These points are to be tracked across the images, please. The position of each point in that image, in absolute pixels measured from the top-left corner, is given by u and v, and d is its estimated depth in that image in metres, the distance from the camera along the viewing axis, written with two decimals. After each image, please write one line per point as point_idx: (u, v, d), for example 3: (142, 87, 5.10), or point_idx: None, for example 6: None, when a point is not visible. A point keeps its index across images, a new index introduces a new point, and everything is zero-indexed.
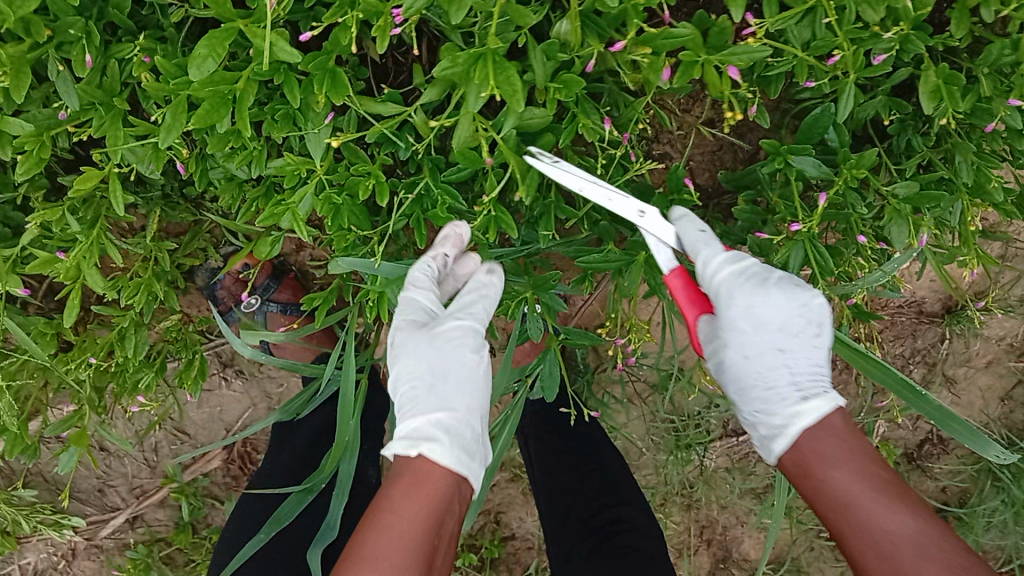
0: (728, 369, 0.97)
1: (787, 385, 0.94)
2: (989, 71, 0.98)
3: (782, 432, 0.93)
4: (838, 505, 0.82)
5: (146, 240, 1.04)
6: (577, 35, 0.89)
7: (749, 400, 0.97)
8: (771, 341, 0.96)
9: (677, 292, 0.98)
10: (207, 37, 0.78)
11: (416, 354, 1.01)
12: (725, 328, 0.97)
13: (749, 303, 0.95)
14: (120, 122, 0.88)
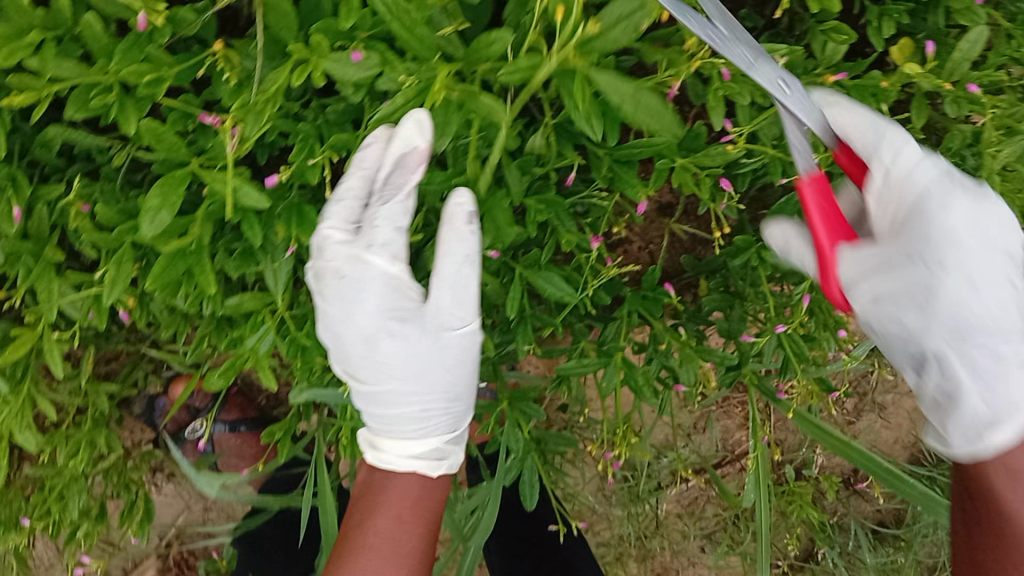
0: (948, 303, 0.75)
1: (1020, 338, 0.76)
2: (948, 158, 1.00)
3: (1021, 405, 0.74)
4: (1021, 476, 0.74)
5: (81, 383, 0.94)
6: (551, 148, 0.86)
7: (965, 352, 0.76)
8: (967, 271, 0.75)
9: (809, 207, 0.73)
10: (160, 184, 0.71)
11: (390, 386, 0.93)
12: (930, 245, 0.76)
13: (950, 205, 0.76)
14: (53, 273, 0.79)
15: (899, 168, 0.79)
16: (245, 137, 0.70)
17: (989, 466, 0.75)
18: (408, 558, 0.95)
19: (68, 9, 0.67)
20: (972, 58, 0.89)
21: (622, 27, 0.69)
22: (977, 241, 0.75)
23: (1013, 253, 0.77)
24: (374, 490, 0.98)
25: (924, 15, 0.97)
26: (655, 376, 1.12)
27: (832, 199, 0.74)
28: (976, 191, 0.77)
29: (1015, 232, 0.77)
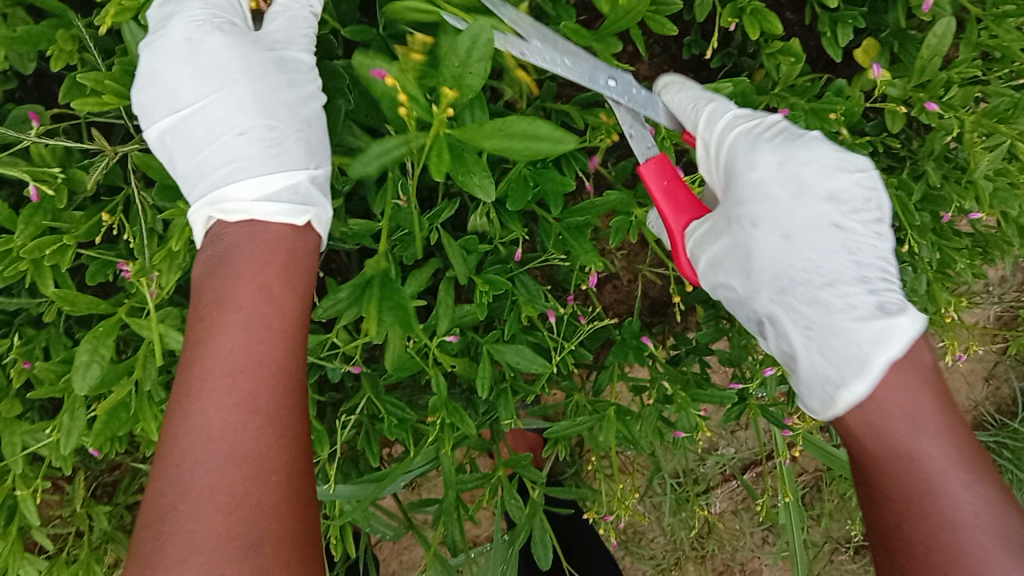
0: (764, 259, 0.76)
1: (854, 282, 0.74)
2: (935, 161, 0.92)
3: (863, 364, 0.69)
4: (900, 426, 0.66)
5: (75, 511, 0.95)
6: (494, 225, 0.82)
7: (794, 306, 0.75)
8: (785, 209, 0.77)
9: (659, 193, 0.78)
10: (89, 338, 0.70)
11: (206, 106, 0.73)
12: (743, 203, 0.78)
13: (754, 161, 0.78)
14: (13, 426, 0.79)
15: (720, 142, 0.80)
16: (163, 282, 0.69)
17: (851, 419, 0.69)
18: (286, 399, 0.59)
19: None
20: (942, 57, 0.82)
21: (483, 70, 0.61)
22: (789, 189, 0.77)
23: (838, 193, 0.76)
24: (216, 297, 0.62)
25: (884, 13, 0.90)
26: (655, 418, 1.07)
27: (675, 176, 0.78)
28: (786, 138, 0.77)
29: (837, 171, 0.76)
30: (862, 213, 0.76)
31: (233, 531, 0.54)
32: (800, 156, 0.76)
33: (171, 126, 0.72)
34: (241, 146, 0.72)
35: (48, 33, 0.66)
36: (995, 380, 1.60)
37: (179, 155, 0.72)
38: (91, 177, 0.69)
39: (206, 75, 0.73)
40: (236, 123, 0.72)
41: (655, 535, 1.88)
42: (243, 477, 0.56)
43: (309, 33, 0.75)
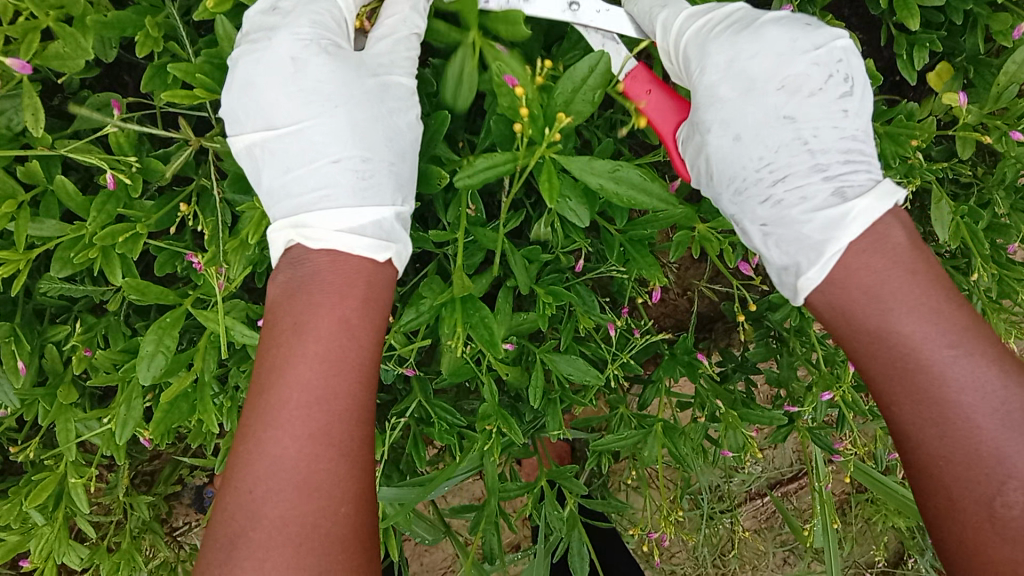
0: (716, 165, 0.74)
1: (809, 172, 0.71)
2: (1004, 191, 0.90)
3: (817, 247, 0.68)
4: (867, 300, 0.63)
5: (117, 499, 0.95)
6: (557, 234, 0.81)
7: (752, 205, 0.73)
8: (770, 101, 0.73)
9: (642, 101, 0.76)
10: (155, 328, 0.70)
11: (306, 143, 0.71)
12: (699, 108, 0.75)
13: (706, 58, 0.74)
14: (69, 411, 0.79)
15: (678, 46, 0.77)
16: (232, 276, 0.69)
17: (848, 302, 0.64)
18: (349, 421, 0.61)
19: (41, 169, 0.68)
20: (1020, 85, 0.80)
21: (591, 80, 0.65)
22: (739, 83, 0.74)
23: (795, 77, 0.72)
24: (291, 321, 0.63)
25: (961, 37, 0.88)
26: (701, 435, 1.06)
27: (662, 79, 0.76)
28: (736, 28, 0.74)
29: (790, 53, 0.72)
30: (821, 94, 0.72)
31: (306, 563, 0.57)
32: (761, 41, 0.73)
33: (277, 148, 0.71)
34: (333, 175, 0.70)
35: (136, 20, 0.66)
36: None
37: (267, 167, 0.72)
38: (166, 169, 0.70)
39: (308, 99, 0.71)
40: (331, 150, 0.71)
41: (676, 550, 1.85)
42: (314, 507, 0.58)
43: (410, 56, 0.74)
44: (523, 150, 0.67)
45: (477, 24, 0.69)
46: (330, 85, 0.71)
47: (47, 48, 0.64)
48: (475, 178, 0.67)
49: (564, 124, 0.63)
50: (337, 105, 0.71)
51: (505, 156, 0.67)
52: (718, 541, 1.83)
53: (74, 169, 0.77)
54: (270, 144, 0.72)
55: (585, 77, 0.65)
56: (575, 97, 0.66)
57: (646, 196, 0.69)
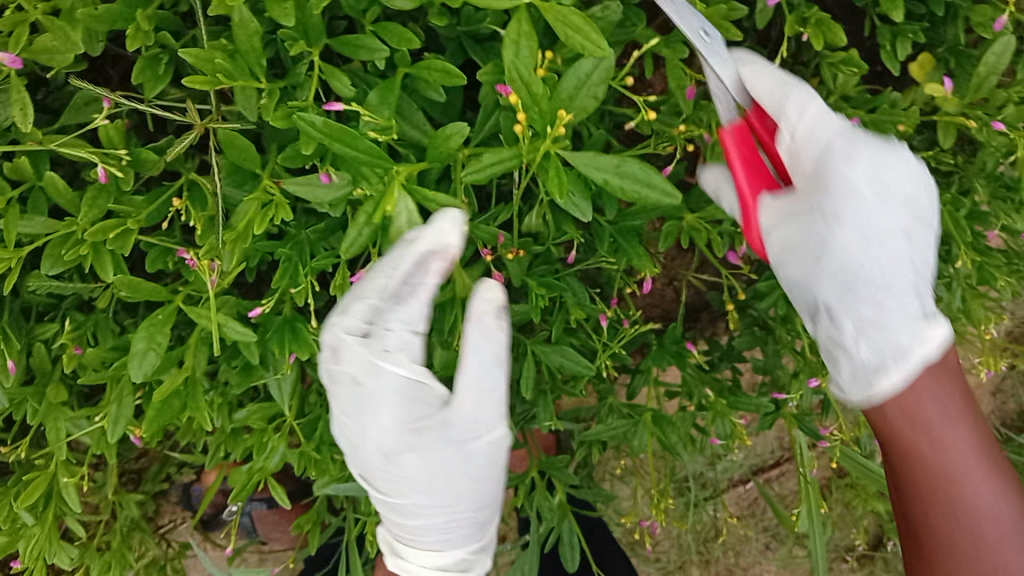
0: (836, 255, 0.73)
1: (909, 291, 0.73)
2: (983, 179, 0.93)
3: (902, 352, 0.72)
4: (932, 436, 0.72)
5: (107, 497, 0.94)
6: (550, 225, 0.82)
7: (852, 301, 0.74)
8: (881, 220, 0.73)
9: (733, 151, 0.72)
10: (146, 325, 0.70)
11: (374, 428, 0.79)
12: (831, 193, 0.73)
13: (854, 160, 0.73)
14: (60, 410, 0.79)
15: (806, 139, 0.77)
16: (225, 272, 0.68)
17: (887, 411, 0.73)
18: None
19: (29, 165, 0.67)
20: (1000, 76, 0.82)
21: (593, 76, 0.65)
22: (871, 187, 0.73)
23: (911, 198, 0.74)
24: None
25: (943, 28, 0.90)
26: (689, 423, 1.07)
27: (753, 147, 0.73)
28: (882, 147, 0.74)
29: (909, 165, 0.74)
30: (922, 221, 0.75)
31: None
32: (892, 193, 0.74)
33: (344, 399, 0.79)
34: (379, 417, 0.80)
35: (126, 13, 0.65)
36: (1001, 393, 1.64)
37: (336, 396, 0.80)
38: (157, 162, 0.69)
39: (365, 407, 0.79)
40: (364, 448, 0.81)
41: (662, 537, 1.87)
42: None
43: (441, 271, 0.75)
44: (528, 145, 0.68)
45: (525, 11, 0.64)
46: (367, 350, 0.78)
47: (34, 43, 0.63)
48: (483, 174, 0.68)
49: (564, 120, 0.64)
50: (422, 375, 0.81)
51: (511, 151, 0.68)
52: (703, 527, 1.85)
53: (61, 165, 0.76)
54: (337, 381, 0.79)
55: (590, 72, 0.65)
56: (578, 94, 0.66)
57: (649, 190, 0.68)
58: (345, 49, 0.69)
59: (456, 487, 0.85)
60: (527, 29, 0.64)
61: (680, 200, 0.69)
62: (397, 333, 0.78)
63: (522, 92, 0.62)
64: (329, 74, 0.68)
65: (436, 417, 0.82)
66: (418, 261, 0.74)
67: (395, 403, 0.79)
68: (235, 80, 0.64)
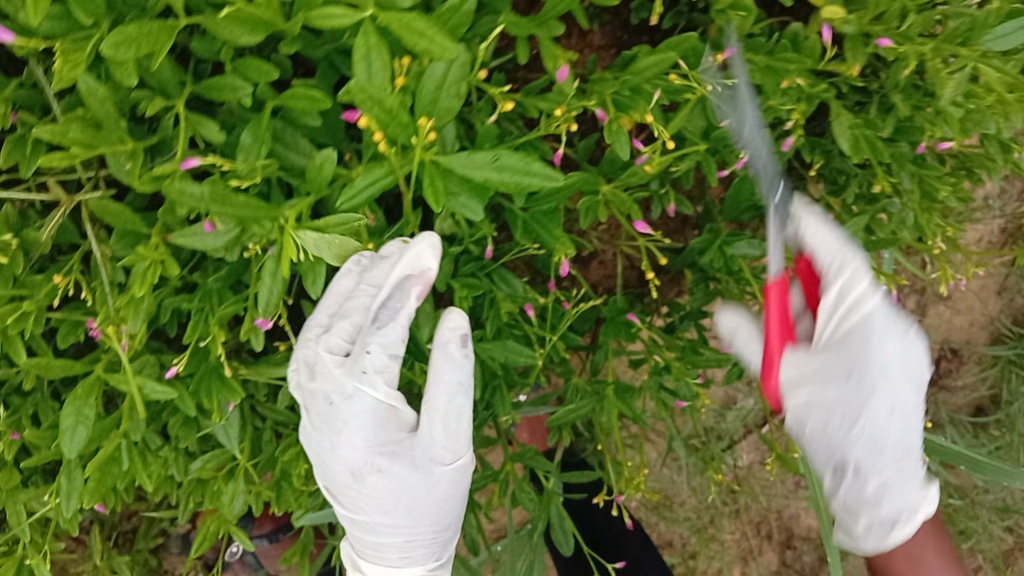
0: (871, 425, 0.81)
1: (919, 456, 0.84)
2: (901, 94, 0.90)
3: (914, 510, 0.85)
4: (873, 489, 0.86)
5: (94, 564, 0.96)
6: (461, 225, 0.81)
7: (878, 466, 0.82)
8: (899, 399, 0.82)
9: (773, 300, 0.76)
10: (70, 400, 0.71)
11: (349, 446, 0.82)
12: (869, 371, 0.80)
13: (888, 340, 0.81)
14: (17, 494, 0.80)
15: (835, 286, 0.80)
16: (133, 336, 0.69)
17: (892, 548, 0.88)
18: None
19: None
20: None
21: (449, 77, 0.66)
22: (903, 375, 0.81)
23: (923, 379, 0.83)
24: None
25: None
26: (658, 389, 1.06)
27: (788, 303, 0.78)
28: (906, 332, 0.82)
29: (928, 358, 0.84)
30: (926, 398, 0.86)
31: None
32: (917, 374, 0.82)
33: (319, 417, 0.81)
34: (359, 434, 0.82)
35: None
36: (1007, 292, 1.73)
37: (312, 412, 0.81)
38: (43, 241, 0.70)
39: (335, 426, 0.81)
40: (343, 466, 0.83)
41: (684, 496, 1.87)
42: None
43: (419, 294, 0.78)
44: (398, 159, 0.68)
45: (371, 25, 0.63)
46: (337, 366, 0.80)
47: None
48: (360, 199, 0.68)
49: (425, 127, 0.66)
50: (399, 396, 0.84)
51: (383, 170, 0.68)
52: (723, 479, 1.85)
53: None
54: (314, 402, 0.80)
55: (443, 74, 0.65)
56: (440, 95, 0.66)
57: (530, 178, 0.68)
58: (209, 94, 0.68)
59: (419, 511, 0.89)
60: (376, 40, 0.63)
61: (566, 178, 0.69)
62: (378, 356, 0.80)
63: (374, 109, 0.64)
64: (196, 122, 0.67)
65: (404, 441, 0.86)
66: (398, 288, 0.79)
67: (366, 424, 0.82)
68: (97, 148, 0.64)
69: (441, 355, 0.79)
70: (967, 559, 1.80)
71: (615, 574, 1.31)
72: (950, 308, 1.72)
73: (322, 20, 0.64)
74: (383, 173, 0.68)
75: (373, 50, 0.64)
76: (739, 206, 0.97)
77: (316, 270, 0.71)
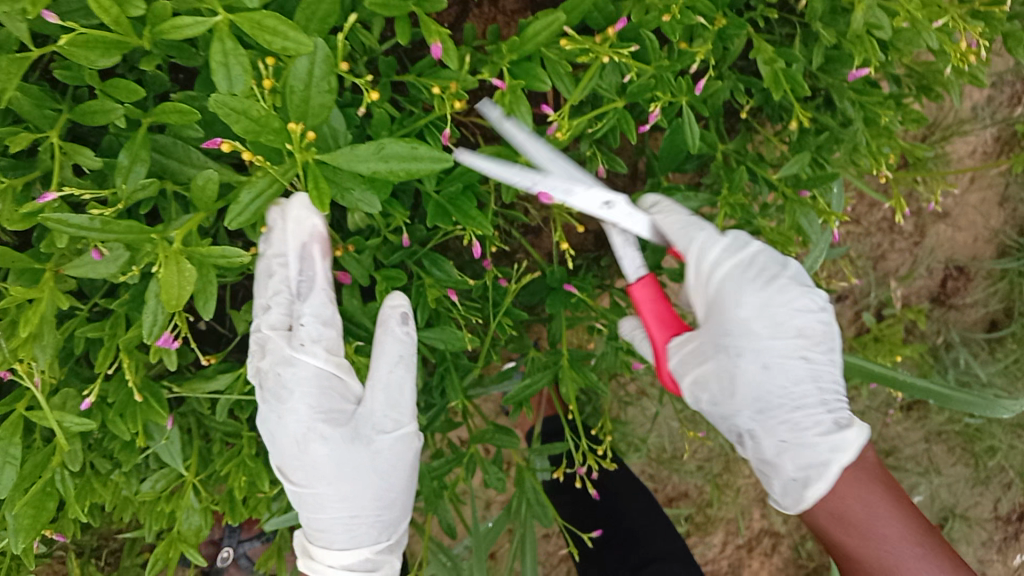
0: (747, 385, 0.82)
1: (817, 406, 0.83)
2: (826, 21, 0.85)
3: (825, 465, 0.81)
4: (861, 528, 0.79)
5: None
6: (373, 217, 0.79)
7: (770, 424, 0.83)
8: (770, 353, 0.82)
9: (645, 305, 0.84)
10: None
11: (295, 415, 0.80)
12: (732, 336, 0.82)
13: (741, 300, 0.82)
14: None
15: (710, 276, 0.84)
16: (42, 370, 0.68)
17: (821, 517, 0.82)
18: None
19: None
20: None
21: (315, 73, 0.62)
22: (767, 326, 0.83)
23: (804, 329, 0.84)
24: None
25: None
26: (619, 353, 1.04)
27: (665, 301, 0.85)
28: (767, 279, 0.84)
29: (808, 310, 0.83)
30: (823, 353, 0.85)
31: None
32: (791, 322, 0.83)
33: (267, 390, 0.79)
34: (302, 403, 0.80)
35: None
36: (1010, 202, 1.66)
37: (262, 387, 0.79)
38: None
39: (281, 394, 0.80)
40: (292, 436, 0.81)
41: None
42: None
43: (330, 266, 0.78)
44: (279, 167, 0.64)
45: (222, 31, 0.61)
46: (273, 337, 0.79)
47: None
48: (247, 215, 0.64)
49: (298, 132, 0.61)
50: (342, 367, 0.82)
51: (266, 179, 0.64)
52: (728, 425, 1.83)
53: None
54: (263, 378, 0.79)
55: (307, 71, 0.62)
56: (311, 93, 0.62)
57: (419, 163, 0.65)
58: (83, 119, 0.67)
59: (363, 486, 0.86)
60: (233, 44, 0.61)
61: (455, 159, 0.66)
62: (312, 325, 0.79)
63: (239, 119, 0.59)
64: (70, 151, 0.66)
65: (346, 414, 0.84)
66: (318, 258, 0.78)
67: (310, 392, 0.81)
68: None
69: (383, 331, 0.79)
70: (991, 475, 1.75)
71: (591, 544, 1.33)
72: (951, 228, 1.64)
73: (176, 31, 0.61)
74: (267, 184, 0.64)
75: (230, 55, 0.61)
76: (676, 157, 0.93)
77: (204, 283, 0.65)
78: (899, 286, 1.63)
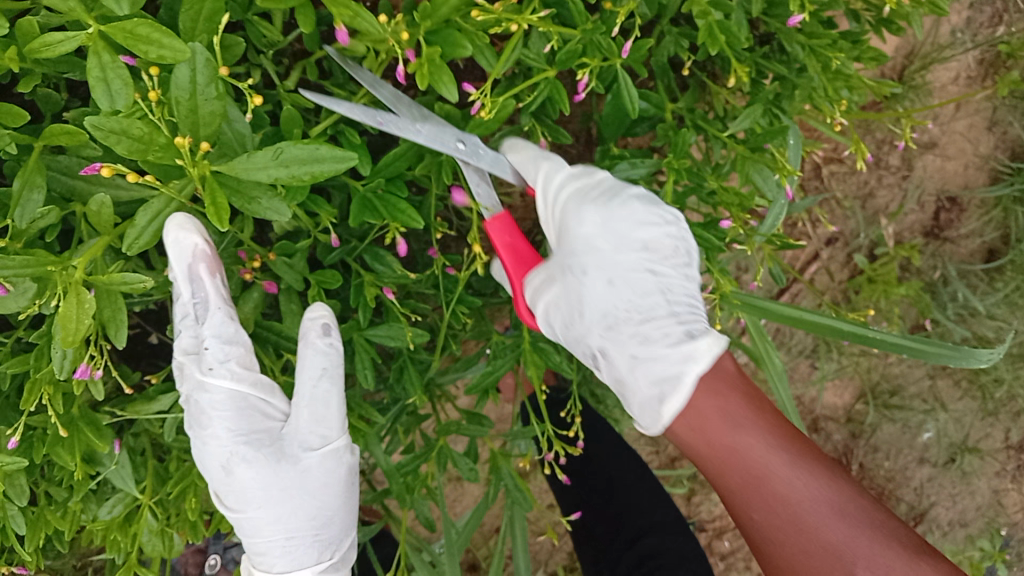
0: (592, 304, 0.78)
1: (669, 318, 0.78)
2: None
3: (677, 380, 0.73)
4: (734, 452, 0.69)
5: None
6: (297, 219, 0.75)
7: (620, 339, 0.78)
8: (616, 268, 0.79)
9: (505, 245, 0.82)
10: None
11: (217, 442, 0.81)
12: (574, 254, 0.79)
13: (581, 216, 0.78)
14: None
15: (555, 204, 0.82)
16: None
17: (676, 430, 0.73)
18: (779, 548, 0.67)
19: None
20: None
21: (199, 79, 0.57)
22: (609, 242, 0.79)
23: (651, 243, 0.79)
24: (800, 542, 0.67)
25: None
26: None
27: (518, 236, 0.82)
28: (607, 195, 0.79)
29: (652, 223, 0.78)
30: (676, 265, 0.80)
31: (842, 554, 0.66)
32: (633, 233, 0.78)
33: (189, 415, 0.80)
34: (221, 427, 0.81)
35: None
36: (998, 125, 1.52)
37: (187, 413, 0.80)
38: None
39: (200, 422, 0.80)
40: (217, 462, 0.82)
41: None
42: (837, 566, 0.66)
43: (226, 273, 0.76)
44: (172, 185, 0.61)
45: (93, 45, 0.56)
46: (187, 363, 0.79)
47: None
48: (146, 239, 0.62)
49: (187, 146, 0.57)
50: (257, 386, 0.82)
51: (161, 200, 0.62)
52: None
53: None
54: (187, 404, 0.80)
55: (190, 79, 0.57)
56: (198, 101, 0.58)
57: (324, 163, 0.61)
58: None
59: (295, 506, 0.87)
60: (111, 58, 0.57)
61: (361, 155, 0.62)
62: (216, 350, 0.78)
63: (120, 139, 0.56)
64: None
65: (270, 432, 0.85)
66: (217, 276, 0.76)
67: (227, 416, 0.81)
68: None
69: (304, 346, 0.79)
70: (1001, 406, 1.67)
71: (571, 526, 1.29)
72: (938, 158, 1.53)
73: (48, 49, 0.57)
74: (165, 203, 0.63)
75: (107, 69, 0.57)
76: (620, 122, 0.88)
77: (114, 309, 0.63)
78: (890, 223, 1.52)
